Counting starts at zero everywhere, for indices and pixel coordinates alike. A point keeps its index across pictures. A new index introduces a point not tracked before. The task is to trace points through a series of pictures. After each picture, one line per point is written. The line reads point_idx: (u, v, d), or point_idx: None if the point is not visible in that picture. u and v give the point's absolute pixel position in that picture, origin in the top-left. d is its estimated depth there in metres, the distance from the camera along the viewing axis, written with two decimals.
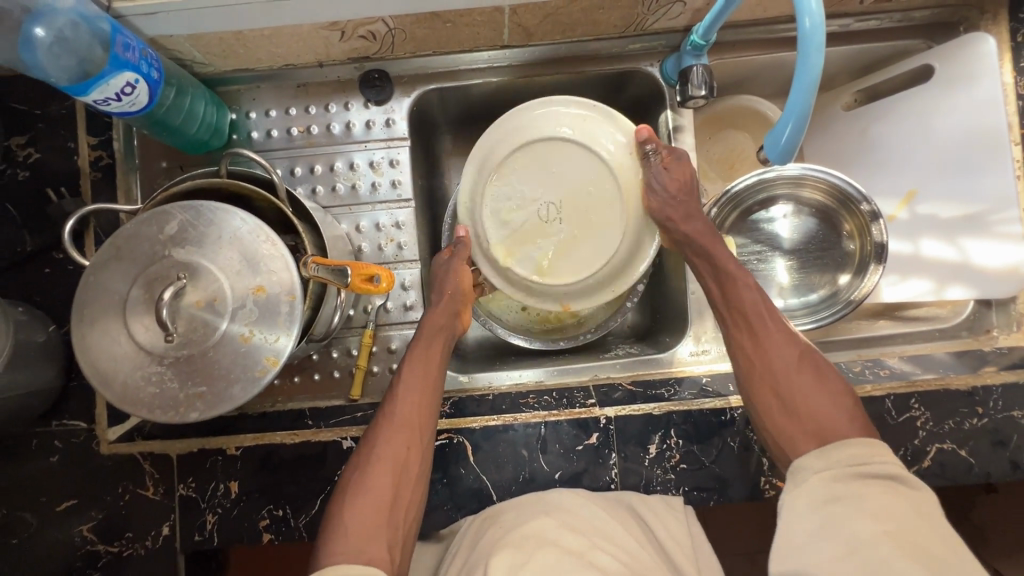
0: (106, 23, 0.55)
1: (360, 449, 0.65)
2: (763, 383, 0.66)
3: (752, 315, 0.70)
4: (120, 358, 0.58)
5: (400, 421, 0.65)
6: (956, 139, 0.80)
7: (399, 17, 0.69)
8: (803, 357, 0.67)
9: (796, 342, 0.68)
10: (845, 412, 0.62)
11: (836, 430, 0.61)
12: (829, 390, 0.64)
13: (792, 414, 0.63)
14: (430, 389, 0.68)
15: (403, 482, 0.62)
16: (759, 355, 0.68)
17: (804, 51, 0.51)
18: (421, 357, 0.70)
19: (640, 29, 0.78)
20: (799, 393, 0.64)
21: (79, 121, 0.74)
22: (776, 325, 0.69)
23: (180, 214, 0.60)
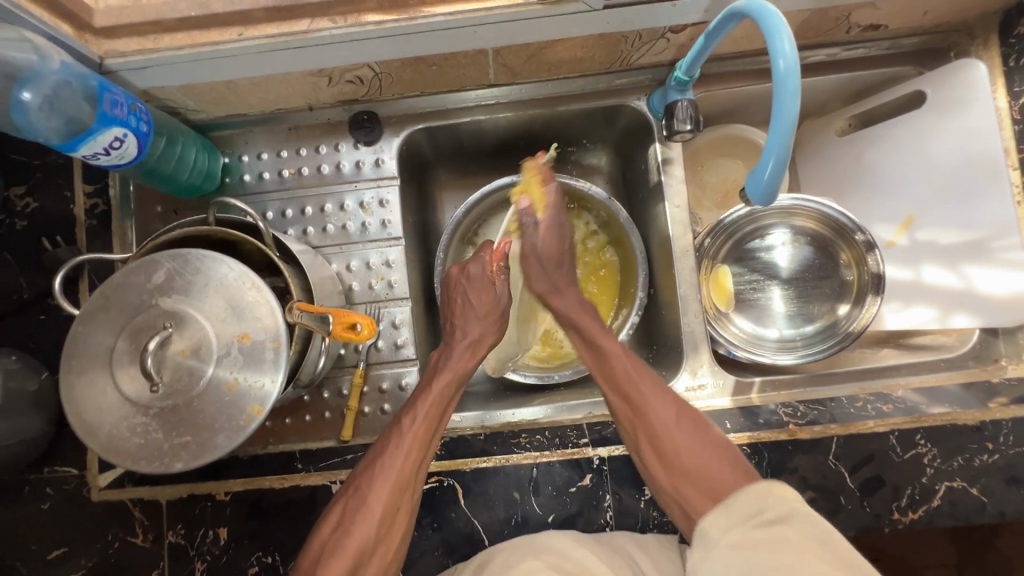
0: (93, 81, 0.56)
1: (349, 491, 0.64)
2: (651, 449, 0.65)
3: (627, 386, 0.69)
4: (106, 409, 0.58)
5: (393, 471, 0.64)
6: (953, 165, 0.78)
7: (385, 62, 0.70)
8: (680, 414, 0.66)
9: (669, 398, 0.67)
10: (724, 461, 0.62)
11: (719, 486, 0.60)
12: (704, 442, 0.63)
13: (681, 473, 0.62)
14: (430, 440, 0.68)
15: (388, 531, 0.62)
16: (640, 422, 0.66)
17: (780, 96, 0.51)
18: (431, 409, 0.69)
19: (625, 65, 0.78)
20: (682, 452, 0.63)
21: (76, 170, 0.76)
22: (651, 390, 0.67)
23: (167, 263, 0.61)
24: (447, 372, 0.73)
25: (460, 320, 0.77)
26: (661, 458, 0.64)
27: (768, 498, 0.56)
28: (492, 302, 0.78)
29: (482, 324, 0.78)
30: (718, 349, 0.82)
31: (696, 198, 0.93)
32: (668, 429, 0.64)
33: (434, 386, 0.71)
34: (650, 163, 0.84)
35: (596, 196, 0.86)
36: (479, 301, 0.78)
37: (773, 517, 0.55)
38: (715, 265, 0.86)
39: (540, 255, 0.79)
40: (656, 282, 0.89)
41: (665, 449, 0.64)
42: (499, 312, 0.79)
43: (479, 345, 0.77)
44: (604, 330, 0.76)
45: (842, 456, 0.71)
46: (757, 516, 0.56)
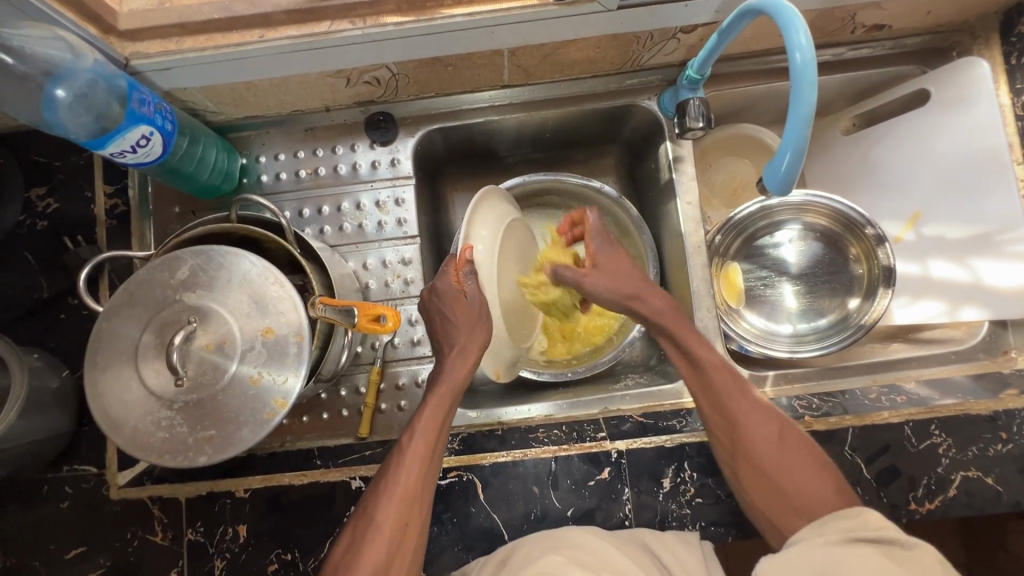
0: (122, 81, 0.58)
1: (358, 513, 0.60)
2: (742, 464, 0.63)
3: (725, 399, 0.67)
4: (130, 404, 0.58)
5: (399, 489, 0.60)
6: (957, 160, 0.80)
7: (402, 63, 0.71)
8: (781, 429, 0.64)
9: (770, 413, 0.66)
10: (827, 481, 0.60)
11: (813, 500, 0.59)
12: (806, 458, 0.62)
13: (775, 487, 0.61)
14: (432, 453, 0.63)
15: (400, 554, 0.58)
16: (736, 437, 0.65)
17: (798, 86, 0.52)
18: (427, 423, 0.64)
19: (637, 65, 0.80)
20: (771, 466, 0.62)
21: (97, 172, 0.77)
22: (754, 405, 0.66)
23: (191, 259, 0.62)
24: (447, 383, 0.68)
25: (446, 334, 0.70)
26: (758, 469, 0.62)
27: (854, 511, 0.54)
28: (466, 308, 0.69)
29: (469, 330, 0.69)
30: (731, 344, 0.82)
31: (705, 197, 0.94)
32: (760, 445, 0.63)
33: (431, 398, 0.67)
34: (661, 161, 0.85)
35: (607, 194, 0.88)
36: (460, 315, 0.69)
37: (848, 514, 0.53)
38: (726, 262, 0.87)
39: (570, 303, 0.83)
40: (668, 279, 0.90)
41: (758, 460, 0.62)
42: (481, 316, 0.69)
43: (474, 347, 0.69)
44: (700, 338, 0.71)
45: (858, 447, 0.71)
46: (826, 513, 0.54)
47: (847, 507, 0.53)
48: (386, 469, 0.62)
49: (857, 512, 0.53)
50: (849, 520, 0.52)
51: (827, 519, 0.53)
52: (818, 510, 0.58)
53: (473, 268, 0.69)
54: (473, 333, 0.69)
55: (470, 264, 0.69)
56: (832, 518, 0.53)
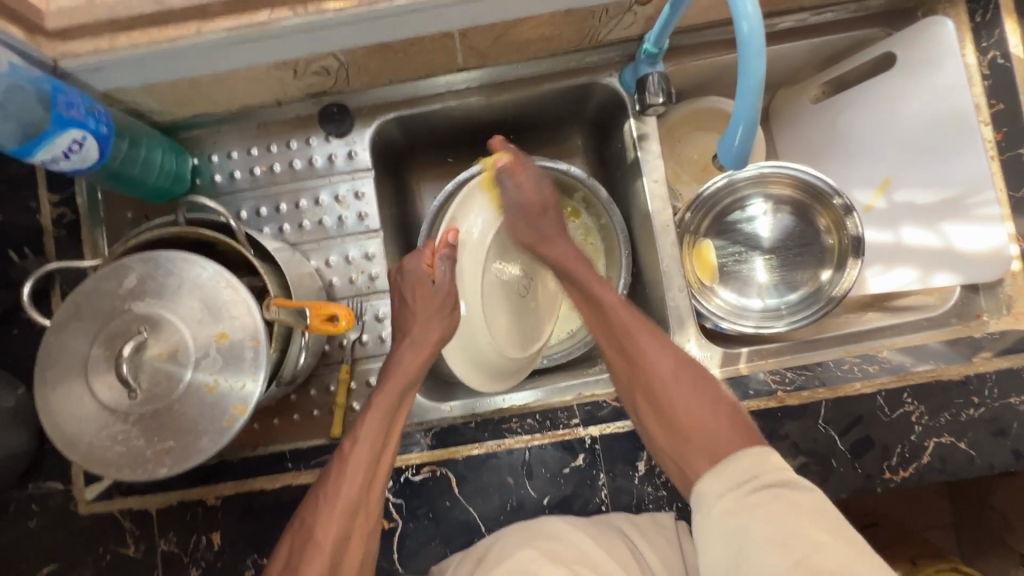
0: (47, 84, 0.55)
1: (297, 525, 0.60)
2: (650, 409, 0.64)
3: (626, 340, 0.67)
4: (84, 419, 0.57)
5: (339, 502, 0.59)
6: (926, 123, 0.79)
7: (349, 51, 0.69)
8: (679, 366, 0.64)
9: (671, 352, 0.65)
10: (725, 420, 0.60)
11: (724, 446, 0.58)
12: (704, 399, 0.62)
13: (678, 433, 0.61)
14: (376, 460, 0.62)
15: (344, 562, 0.58)
16: (640, 374, 0.65)
17: (744, 57, 0.51)
18: (372, 426, 0.63)
19: (595, 41, 0.77)
20: (679, 408, 0.61)
21: (40, 181, 0.74)
22: (649, 343, 0.65)
23: (138, 266, 0.59)
24: (394, 377, 0.67)
25: (405, 321, 0.71)
26: (658, 410, 0.63)
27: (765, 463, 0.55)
28: (428, 295, 0.70)
29: (425, 320, 0.69)
30: (705, 323, 0.81)
31: (674, 173, 0.93)
32: (665, 385, 0.63)
33: (376, 401, 0.65)
34: (626, 140, 0.83)
35: (575, 176, 0.85)
36: (424, 304, 0.70)
37: (773, 481, 0.53)
38: (697, 239, 0.86)
39: (521, 206, 0.73)
40: (640, 260, 0.88)
41: (661, 404, 0.63)
42: (443, 305, 0.70)
43: (430, 342, 0.69)
44: (599, 280, 0.72)
45: (831, 420, 0.71)
46: (752, 479, 0.54)
47: (785, 477, 0.54)
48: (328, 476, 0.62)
49: (789, 482, 0.53)
50: (792, 492, 0.52)
51: (756, 490, 0.53)
52: (724, 452, 0.58)
53: (449, 252, 0.71)
54: (427, 329, 0.69)
55: (449, 247, 0.71)
56: (761, 487, 0.53)
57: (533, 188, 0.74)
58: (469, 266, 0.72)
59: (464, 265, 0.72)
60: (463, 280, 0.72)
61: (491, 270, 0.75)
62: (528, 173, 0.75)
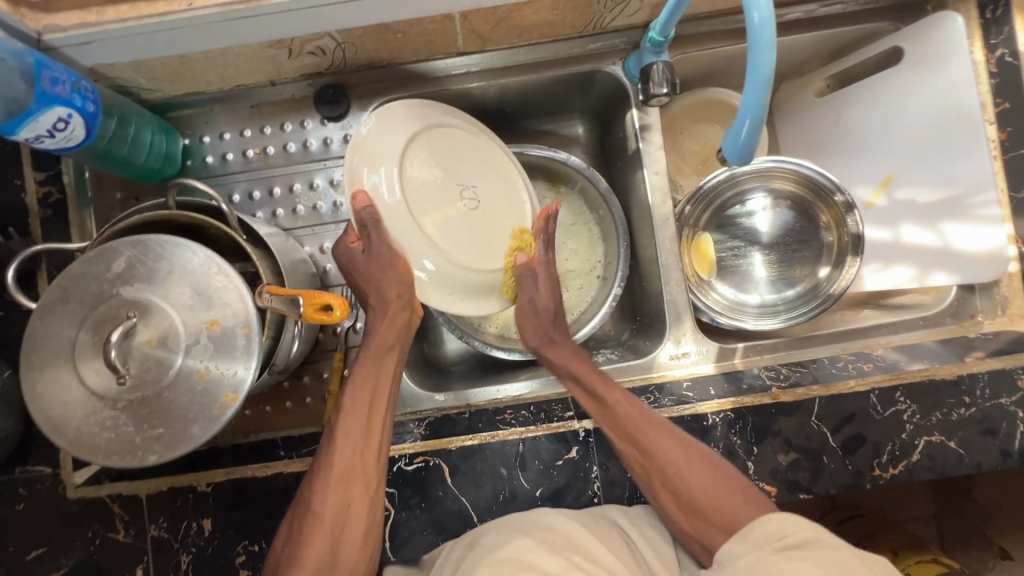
0: (30, 58, 0.53)
1: (301, 496, 0.62)
2: (668, 497, 0.64)
3: (632, 429, 0.66)
4: (71, 405, 0.56)
5: (336, 475, 0.60)
6: (930, 120, 0.78)
7: (346, 31, 0.67)
8: (687, 449, 0.65)
9: (675, 436, 0.66)
10: (738, 493, 0.62)
11: (735, 517, 0.60)
12: (715, 476, 0.63)
13: (692, 510, 0.62)
14: (366, 431, 0.62)
15: (348, 532, 0.60)
16: (651, 464, 0.64)
17: (754, 50, 0.50)
18: (358, 393, 0.63)
19: (599, 28, 0.76)
20: (695, 491, 0.62)
21: (24, 158, 0.72)
22: (657, 432, 0.65)
23: (127, 250, 0.58)
24: (370, 343, 0.65)
25: (365, 292, 0.66)
26: (670, 490, 0.64)
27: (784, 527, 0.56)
28: (368, 263, 0.63)
29: (380, 286, 0.63)
30: (701, 317, 0.81)
31: (675, 165, 0.91)
32: (679, 470, 0.63)
33: (358, 374, 0.65)
34: (628, 130, 0.82)
35: (574, 165, 0.85)
36: (369, 270, 0.63)
37: (792, 543, 0.55)
38: (696, 233, 0.86)
39: (537, 307, 0.71)
40: (638, 253, 0.88)
41: (675, 484, 0.63)
42: (387, 264, 0.61)
43: (391, 301, 0.63)
44: (602, 377, 0.70)
45: (825, 417, 0.71)
46: (777, 540, 0.56)
47: (801, 538, 0.55)
48: (323, 451, 0.63)
49: (805, 544, 0.54)
50: (808, 553, 0.53)
51: (779, 551, 0.54)
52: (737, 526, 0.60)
53: (369, 209, 0.59)
54: (381, 286, 0.63)
55: (364, 206, 0.59)
56: (786, 547, 0.54)
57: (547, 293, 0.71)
58: (397, 210, 0.59)
59: (387, 214, 0.59)
60: (392, 220, 0.59)
61: (420, 204, 0.60)
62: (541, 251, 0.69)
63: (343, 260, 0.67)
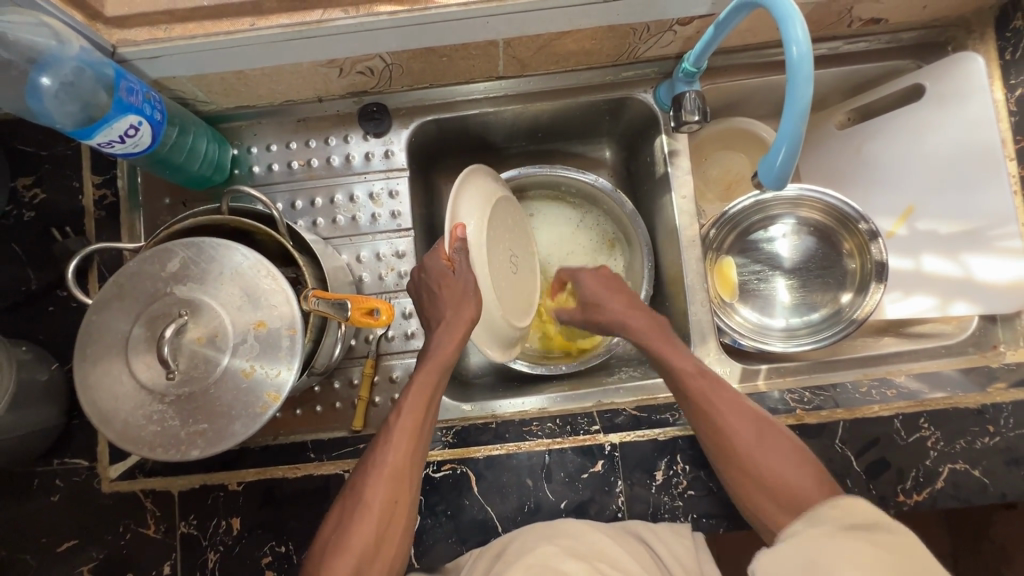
0: (110, 69, 0.57)
1: (349, 487, 0.63)
2: (736, 470, 0.63)
3: (703, 401, 0.66)
4: (121, 397, 0.58)
5: (389, 470, 0.62)
6: (951, 154, 0.80)
7: (396, 53, 0.70)
8: (764, 431, 0.64)
9: (752, 414, 0.65)
10: (807, 474, 0.60)
11: (809, 499, 0.59)
12: (788, 455, 0.62)
13: (763, 486, 0.61)
14: (419, 433, 0.65)
15: (390, 531, 0.60)
16: (723, 442, 0.64)
17: (792, 81, 0.53)
18: (414, 403, 0.66)
19: (633, 57, 0.79)
20: (761, 465, 0.61)
21: (84, 162, 0.76)
22: (727, 404, 0.66)
23: (182, 251, 0.60)
24: (432, 360, 0.68)
25: (433, 310, 0.70)
26: (744, 467, 0.62)
27: (853, 512, 0.54)
28: (452, 285, 0.68)
29: (455, 307, 0.68)
30: (723, 338, 0.83)
31: (700, 190, 0.94)
32: (748, 448, 0.63)
33: (418, 378, 0.67)
34: (657, 154, 0.85)
35: (602, 187, 0.89)
36: (452, 293, 0.68)
37: (855, 524, 0.52)
38: (720, 256, 0.88)
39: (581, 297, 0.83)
40: (663, 273, 0.90)
41: (742, 459, 0.62)
42: (466, 293, 0.67)
43: (463, 322, 0.67)
44: (673, 346, 0.72)
45: (848, 440, 0.72)
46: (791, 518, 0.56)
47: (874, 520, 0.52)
48: (374, 449, 0.64)
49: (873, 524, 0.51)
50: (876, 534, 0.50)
51: (843, 530, 0.52)
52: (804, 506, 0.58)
53: (464, 246, 0.66)
54: (460, 311, 0.67)
55: (462, 241, 0.66)
56: (851, 527, 0.52)
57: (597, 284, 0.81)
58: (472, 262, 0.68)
59: (476, 244, 0.67)
60: (479, 260, 0.67)
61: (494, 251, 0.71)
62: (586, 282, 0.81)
63: (425, 269, 0.70)
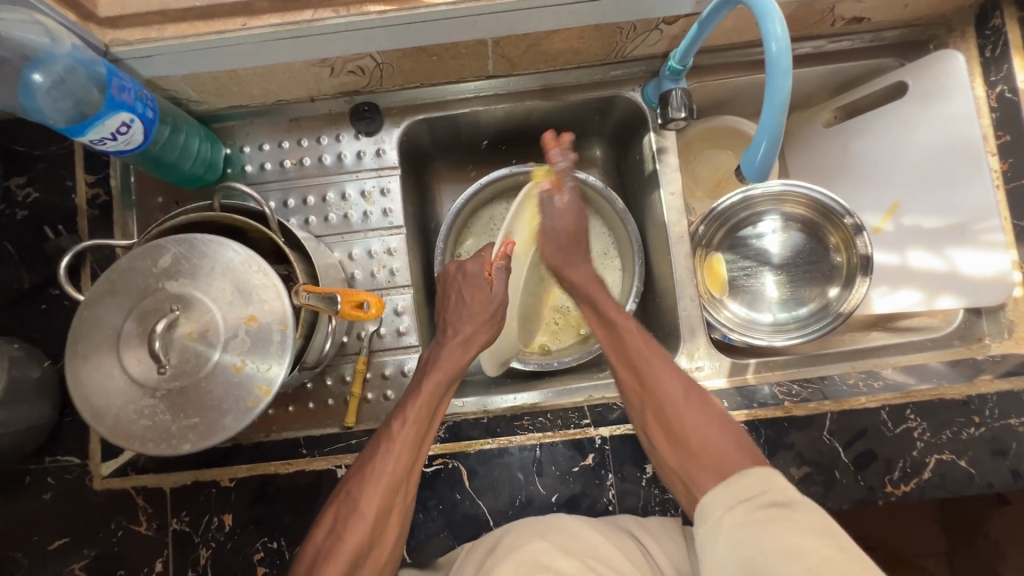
0: (102, 67, 0.58)
1: (343, 493, 0.63)
2: (656, 420, 0.67)
3: (637, 360, 0.71)
4: (113, 392, 0.58)
5: (386, 480, 0.62)
6: (934, 150, 0.81)
7: (386, 52, 0.71)
8: (689, 392, 0.67)
9: (678, 374, 0.69)
10: (730, 440, 0.63)
11: (726, 458, 0.62)
12: (711, 418, 0.65)
13: (685, 447, 0.64)
14: (420, 442, 0.66)
15: (379, 540, 0.61)
16: (649, 395, 0.68)
17: (771, 76, 0.54)
18: (419, 414, 0.67)
19: (621, 56, 0.80)
20: (685, 419, 0.65)
21: (78, 161, 0.76)
22: (661, 365, 0.70)
23: (173, 247, 0.61)
24: (438, 370, 0.71)
25: (454, 318, 0.76)
26: (663, 424, 0.66)
27: (772, 482, 0.57)
28: (485, 300, 0.76)
29: (477, 324, 0.76)
30: (713, 333, 0.83)
31: (689, 188, 0.95)
32: (674, 403, 0.66)
33: (423, 388, 0.69)
34: (645, 152, 0.86)
35: (592, 185, 0.89)
36: (480, 305, 0.76)
37: (776, 500, 0.55)
38: (709, 253, 0.89)
39: (557, 233, 0.79)
40: (653, 269, 0.91)
41: (670, 418, 0.66)
42: (494, 315, 0.76)
43: (476, 341, 0.75)
44: (616, 305, 0.77)
45: (836, 432, 0.73)
46: (761, 498, 0.56)
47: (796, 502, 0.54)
48: (371, 455, 0.65)
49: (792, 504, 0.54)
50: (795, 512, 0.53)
51: (765, 507, 0.55)
52: (728, 470, 0.60)
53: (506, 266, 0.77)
54: (481, 327, 0.75)
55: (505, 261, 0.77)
56: (771, 505, 0.55)
57: (571, 220, 0.79)
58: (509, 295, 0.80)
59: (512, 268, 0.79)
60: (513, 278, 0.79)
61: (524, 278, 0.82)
62: (569, 201, 0.79)
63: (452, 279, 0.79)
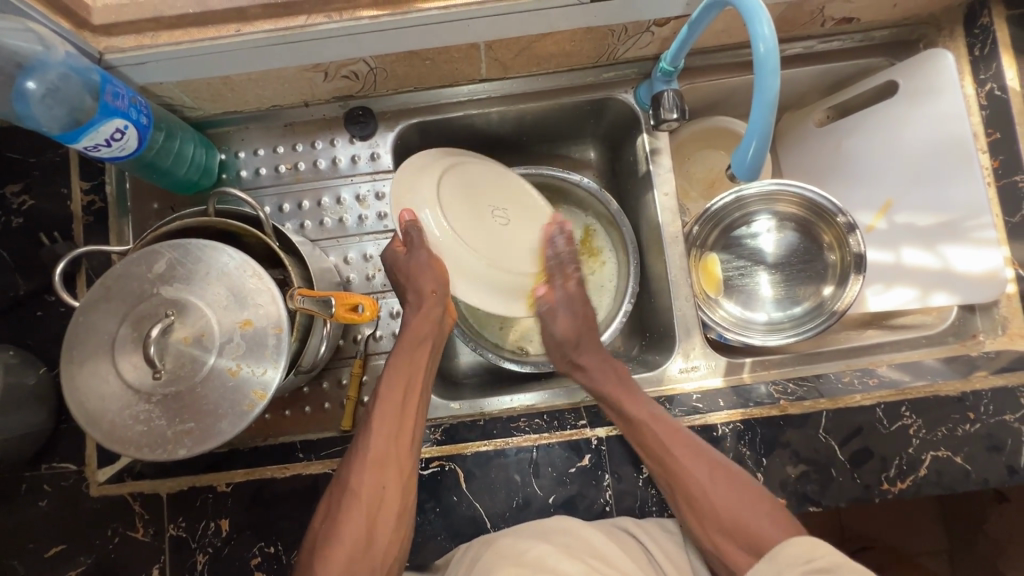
0: (96, 74, 0.58)
1: (338, 479, 0.65)
2: (685, 504, 0.66)
3: (658, 451, 0.68)
4: (108, 397, 0.58)
5: (372, 459, 0.63)
6: (926, 149, 0.82)
7: (379, 57, 0.72)
8: (713, 467, 0.66)
9: (698, 449, 0.67)
10: (763, 514, 0.63)
11: (764, 537, 0.61)
12: (738, 490, 0.65)
13: (719, 527, 0.64)
14: (401, 418, 0.66)
15: (382, 520, 0.61)
16: (676, 482, 0.66)
17: (759, 75, 0.55)
18: (391, 390, 0.67)
19: (613, 58, 0.81)
20: (712, 498, 0.65)
21: (72, 168, 0.76)
22: (682, 449, 0.67)
23: (168, 252, 0.61)
24: (407, 339, 0.71)
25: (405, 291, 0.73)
26: (693, 508, 0.65)
27: (815, 547, 0.58)
28: (412, 268, 0.70)
29: (420, 282, 0.70)
30: (709, 333, 0.83)
31: (683, 189, 0.96)
32: (702, 489, 0.65)
33: (394, 364, 0.69)
34: (639, 153, 0.87)
35: (587, 187, 0.89)
36: (412, 271, 0.70)
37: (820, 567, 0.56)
38: (703, 253, 0.89)
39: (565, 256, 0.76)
40: (648, 270, 0.91)
41: (704, 514, 0.65)
42: (422, 269, 0.69)
43: (430, 296, 0.70)
44: (633, 386, 0.73)
45: (832, 430, 0.73)
46: (805, 563, 0.57)
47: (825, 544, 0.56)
48: (358, 439, 0.66)
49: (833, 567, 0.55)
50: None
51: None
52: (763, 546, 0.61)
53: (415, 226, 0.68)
54: (420, 283, 0.70)
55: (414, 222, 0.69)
56: (812, 573, 0.55)
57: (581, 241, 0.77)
58: (455, 247, 0.70)
59: (436, 231, 0.70)
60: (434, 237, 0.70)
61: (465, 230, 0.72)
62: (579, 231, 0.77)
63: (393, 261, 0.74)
